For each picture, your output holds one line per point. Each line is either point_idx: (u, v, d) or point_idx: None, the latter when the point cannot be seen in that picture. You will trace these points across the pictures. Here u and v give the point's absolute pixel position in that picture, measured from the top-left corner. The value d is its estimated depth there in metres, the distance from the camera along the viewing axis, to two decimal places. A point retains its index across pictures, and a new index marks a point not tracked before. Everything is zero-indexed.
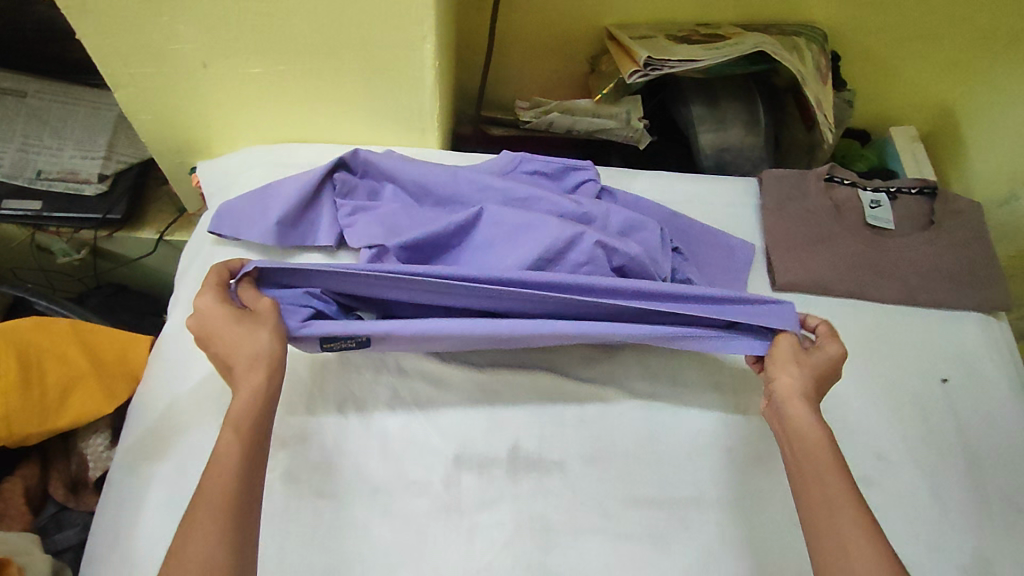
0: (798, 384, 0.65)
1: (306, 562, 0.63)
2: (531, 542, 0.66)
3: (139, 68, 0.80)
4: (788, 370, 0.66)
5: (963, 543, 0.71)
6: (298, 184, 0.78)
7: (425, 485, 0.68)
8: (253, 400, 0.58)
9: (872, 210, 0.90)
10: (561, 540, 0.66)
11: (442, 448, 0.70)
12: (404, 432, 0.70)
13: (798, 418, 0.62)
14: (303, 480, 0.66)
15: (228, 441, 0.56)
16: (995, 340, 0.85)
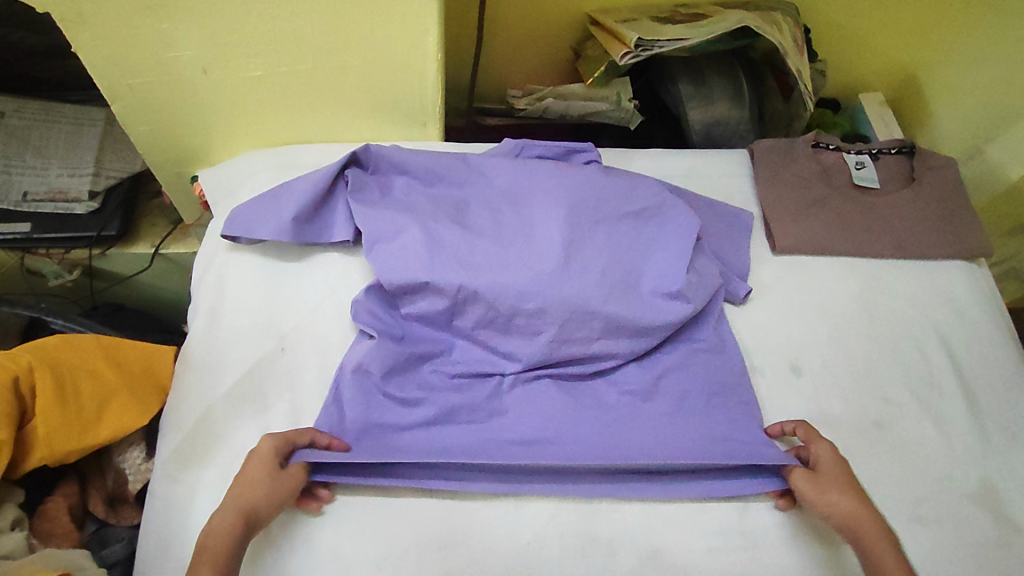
0: (853, 505, 0.64)
1: (360, 551, 0.64)
2: (575, 508, 0.69)
3: (139, 78, 0.79)
4: (830, 494, 0.65)
5: (969, 471, 0.76)
6: (311, 182, 0.78)
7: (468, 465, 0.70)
8: (230, 526, 0.59)
9: (857, 172, 0.95)
10: (602, 506, 0.69)
11: (483, 435, 0.72)
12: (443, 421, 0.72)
13: (869, 534, 0.63)
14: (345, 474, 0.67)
15: (200, 574, 0.55)
16: (978, 284, 0.91)
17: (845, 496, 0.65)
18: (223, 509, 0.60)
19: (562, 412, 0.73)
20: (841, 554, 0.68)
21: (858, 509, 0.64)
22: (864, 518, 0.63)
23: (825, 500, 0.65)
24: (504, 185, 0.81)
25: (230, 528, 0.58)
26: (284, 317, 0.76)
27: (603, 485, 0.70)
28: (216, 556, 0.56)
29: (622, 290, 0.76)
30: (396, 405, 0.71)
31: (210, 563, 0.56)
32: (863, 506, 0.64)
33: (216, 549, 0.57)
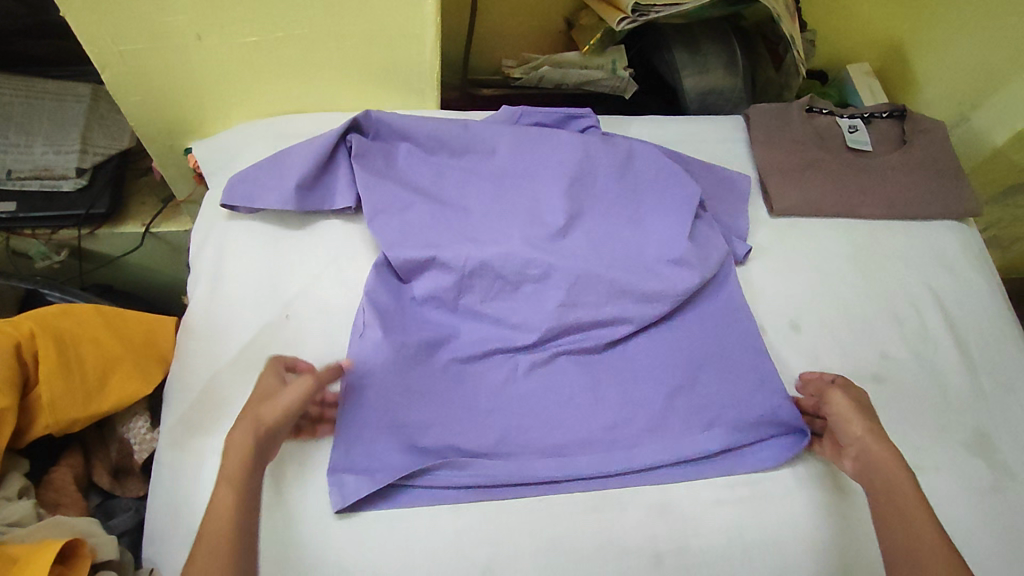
0: (874, 441, 0.65)
1: (374, 513, 0.64)
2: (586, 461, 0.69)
3: (130, 45, 0.77)
4: (858, 420, 0.67)
5: (965, 421, 0.78)
6: (311, 149, 0.77)
7: (481, 427, 0.70)
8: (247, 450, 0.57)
9: (851, 135, 0.96)
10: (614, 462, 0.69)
11: (501, 409, 0.71)
12: (461, 396, 0.71)
13: (891, 470, 0.63)
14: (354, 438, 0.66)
15: (222, 489, 0.55)
16: (969, 242, 0.93)
17: (870, 431, 0.66)
18: (245, 424, 0.59)
19: (581, 386, 0.74)
20: (848, 504, 0.69)
21: (883, 444, 0.65)
22: (880, 450, 0.64)
23: (852, 426, 0.67)
24: (506, 154, 0.81)
25: (248, 441, 0.58)
26: (288, 285, 0.76)
27: (624, 465, 0.69)
28: (237, 475, 0.56)
29: (624, 260, 0.78)
30: (413, 379, 0.70)
31: (229, 480, 0.55)
32: (876, 432, 0.66)
33: (236, 463, 0.56)
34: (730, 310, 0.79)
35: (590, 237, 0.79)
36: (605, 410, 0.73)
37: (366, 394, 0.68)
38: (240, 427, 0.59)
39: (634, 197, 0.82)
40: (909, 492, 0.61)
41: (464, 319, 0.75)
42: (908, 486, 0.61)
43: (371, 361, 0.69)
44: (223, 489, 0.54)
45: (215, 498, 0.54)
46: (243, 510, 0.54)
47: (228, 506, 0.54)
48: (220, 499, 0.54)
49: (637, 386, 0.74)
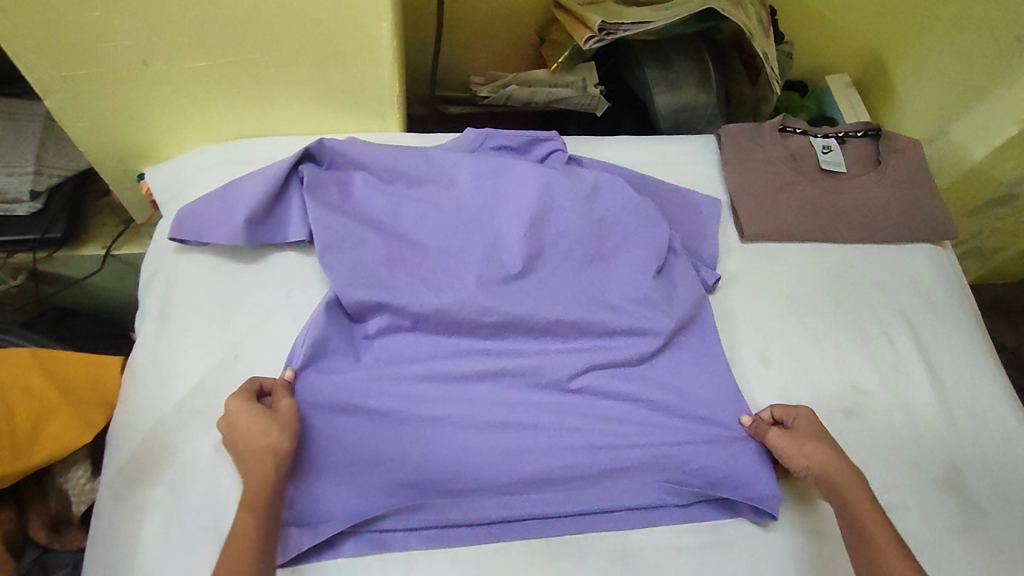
0: (835, 469, 0.67)
1: (323, 565, 0.62)
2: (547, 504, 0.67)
3: (73, 71, 0.74)
4: (814, 450, 0.68)
5: (936, 457, 0.76)
6: (263, 180, 0.75)
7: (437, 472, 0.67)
8: (261, 482, 0.60)
9: (824, 156, 0.94)
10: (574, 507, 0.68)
11: (457, 452, 0.68)
12: (416, 439, 0.68)
13: (854, 499, 0.65)
14: (300, 486, 0.65)
15: (241, 518, 0.57)
16: (943, 267, 0.92)
17: (832, 459, 0.67)
18: (252, 461, 0.61)
19: (540, 426, 0.71)
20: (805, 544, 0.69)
21: (845, 472, 0.66)
22: (843, 479, 0.66)
23: (811, 456, 0.68)
24: (465, 184, 0.80)
25: (262, 485, 0.59)
26: (239, 322, 0.73)
27: (580, 516, 0.68)
28: (251, 518, 0.57)
29: (583, 296, 0.78)
30: (365, 423, 0.68)
31: (247, 507, 0.58)
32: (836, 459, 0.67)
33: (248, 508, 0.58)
34: (694, 344, 0.78)
35: (550, 272, 0.78)
36: (564, 452, 0.70)
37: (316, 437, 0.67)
38: (251, 474, 0.60)
39: (597, 229, 0.80)
40: (874, 520, 0.63)
41: (419, 357, 0.73)
42: (870, 515, 0.64)
43: (320, 407, 0.68)
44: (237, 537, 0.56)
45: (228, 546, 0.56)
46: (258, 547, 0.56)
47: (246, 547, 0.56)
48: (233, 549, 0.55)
49: (598, 425, 0.72)
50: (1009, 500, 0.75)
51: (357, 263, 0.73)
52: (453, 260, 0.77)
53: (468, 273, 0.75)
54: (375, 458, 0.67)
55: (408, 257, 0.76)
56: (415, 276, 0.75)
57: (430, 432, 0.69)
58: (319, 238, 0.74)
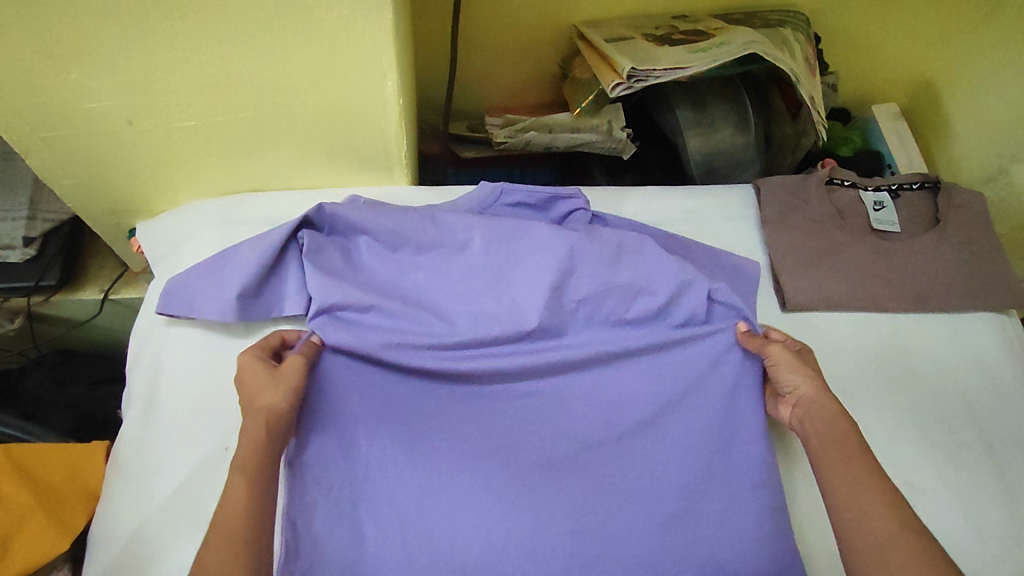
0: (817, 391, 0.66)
1: None
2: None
3: (53, 131, 0.68)
4: (802, 367, 0.68)
5: (1005, 569, 0.68)
6: (257, 248, 0.68)
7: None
8: (256, 439, 0.59)
9: (875, 213, 0.85)
10: None
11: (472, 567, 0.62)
12: (424, 551, 0.62)
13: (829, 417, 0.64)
14: None
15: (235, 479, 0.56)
16: (1009, 340, 0.82)
17: (815, 385, 0.67)
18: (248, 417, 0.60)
19: (563, 530, 0.64)
20: None
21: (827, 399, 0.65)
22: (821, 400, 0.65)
23: (798, 372, 0.68)
24: (478, 249, 0.73)
25: (262, 431, 0.60)
26: (228, 408, 0.67)
27: None
28: (248, 463, 0.57)
29: (600, 376, 0.73)
30: (366, 526, 0.62)
31: (241, 469, 0.57)
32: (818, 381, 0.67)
33: (247, 456, 0.58)
34: (729, 433, 0.70)
35: (568, 349, 0.72)
36: (588, 557, 0.64)
37: (312, 537, 0.62)
38: (252, 420, 0.60)
39: (620, 301, 0.74)
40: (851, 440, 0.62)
41: (428, 452, 0.66)
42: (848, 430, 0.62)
43: (318, 504, 0.63)
44: (237, 480, 0.56)
45: (229, 490, 0.56)
46: (258, 490, 0.56)
47: (245, 490, 0.55)
48: (235, 491, 0.55)
49: (628, 535, 0.65)
50: None
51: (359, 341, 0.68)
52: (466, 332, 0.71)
53: (477, 351, 0.71)
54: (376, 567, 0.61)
55: (417, 330, 0.70)
56: (425, 355, 0.70)
57: (441, 540, 0.62)
58: (319, 307, 0.68)
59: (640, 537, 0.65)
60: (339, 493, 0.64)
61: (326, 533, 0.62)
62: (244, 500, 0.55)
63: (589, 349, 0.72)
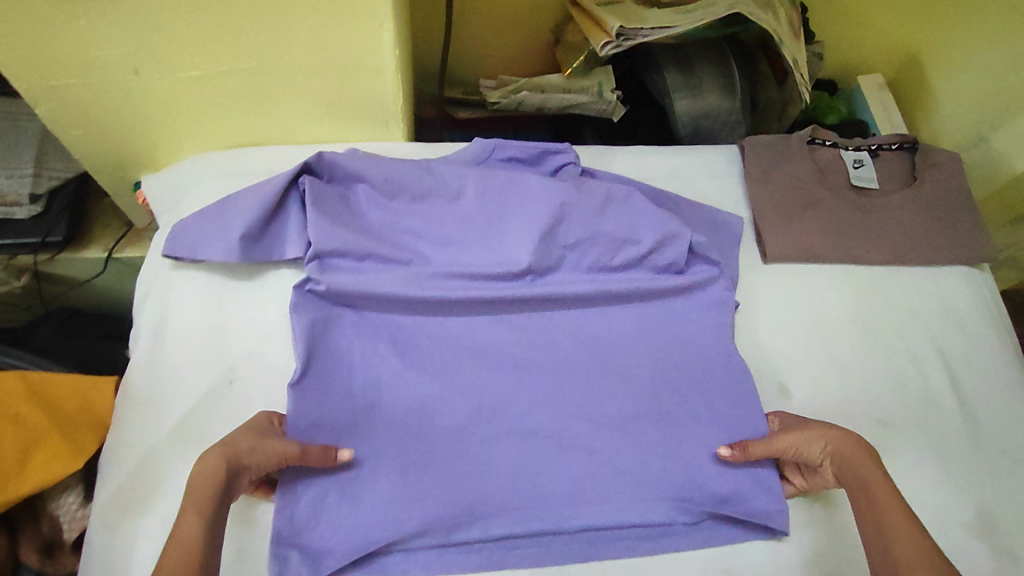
0: (837, 437, 0.66)
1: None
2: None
3: (62, 80, 0.71)
4: (820, 430, 0.67)
5: (967, 499, 0.72)
6: (260, 193, 0.71)
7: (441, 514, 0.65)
8: (214, 478, 0.57)
9: (855, 171, 0.89)
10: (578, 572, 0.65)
11: (464, 487, 0.67)
12: (421, 472, 0.67)
13: (856, 462, 0.64)
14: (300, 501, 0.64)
15: (185, 518, 0.54)
16: (980, 292, 0.86)
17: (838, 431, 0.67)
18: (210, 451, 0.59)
19: (545, 457, 0.70)
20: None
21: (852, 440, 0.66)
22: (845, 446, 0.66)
23: (818, 437, 0.67)
24: (471, 200, 0.76)
25: (219, 471, 0.57)
26: (233, 344, 0.71)
27: (587, 552, 0.66)
28: (205, 501, 0.55)
29: (582, 321, 0.78)
30: (368, 450, 0.67)
31: (195, 509, 0.54)
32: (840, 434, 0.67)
33: (199, 492, 0.55)
34: (698, 374, 0.76)
35: (556, 288, 0.77)
36: (573, 482, 0.69)
37: (311, 459, 0.65)
38: (212, 454, 0.58)
39: (607, 249, 0.78)
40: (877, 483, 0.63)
41: (424, 386, 0.71)
42: (882, 485, 0.62)
43: (317, 428, 0.66)
44: (188, 519, 0.54)
45: (179, 527, 0.53)
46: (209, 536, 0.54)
47: (198, 530, 0.53)
48: (185, 528, 0.53)
49: (608, 462, 0.70)
50: None
51: (359, 290, 0.71)
52: (458, 279, 0.75)
53: (470, 291, 0.74)
54: (374, 484, 0.65)
55: (413, 273, 0.74)
56: (425, 303, 0.74)
57: (437, 464, 0.68)
58: (318, 250, 0.72)
59: (622, 462, 0.70)
60: (340, 421, 0.68)
61: (329, 458, 0.66)
62: (198, 545, 0.52)
63: (574, 290, 0.76)
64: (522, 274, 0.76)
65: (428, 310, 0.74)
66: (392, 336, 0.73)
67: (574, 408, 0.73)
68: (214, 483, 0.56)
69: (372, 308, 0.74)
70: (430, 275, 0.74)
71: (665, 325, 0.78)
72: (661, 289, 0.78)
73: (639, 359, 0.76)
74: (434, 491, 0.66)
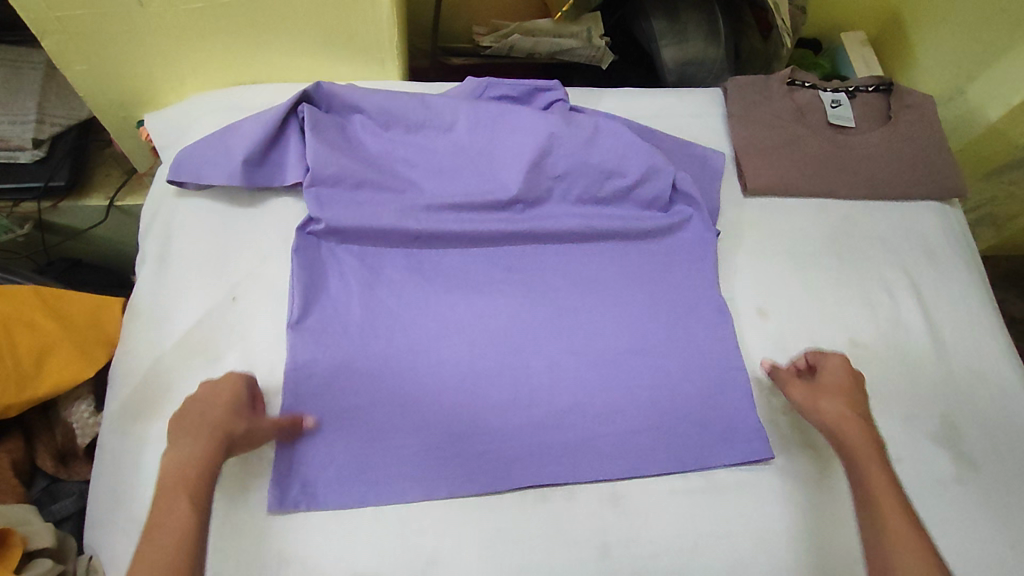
0: (851, 415, 0.66)
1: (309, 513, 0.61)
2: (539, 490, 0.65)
3: (68, 11, 0.73)
4: (839, 399, 0.68)
5: (931, 410, 0.76)
6: (261, 121, 0.74)
7: (434, 427, 0.67)
8: (202, 463, 0.56)
9: (832, 110, 0.92)
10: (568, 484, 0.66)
11: (458, 400, 0.68)
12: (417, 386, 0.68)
13: (862, 455, 0.63)
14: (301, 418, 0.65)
15: (180, 508, 0.53)
16: (950, 225, 0.90)
17: (846, 407, 0.67)
18: (194, 431, 0.58)
19: (540, 375, 0.71)
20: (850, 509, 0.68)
21: (868, 425, 0.66)
22: (856, 433, 0.65)
23: (836, 400, 0.68)
24: (463, 131, 0.79)
25: (211, 453, 0.56)
26: (236, 265, 0.74)
27: (582, 470, 0.66)
28: (200, 488, 0.54)
29: (574, 252, 0.80)
30: (365, 364, 0.68)
31: (187, 494, 0.54)
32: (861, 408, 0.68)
33: (195, 476, 0.55)
34: (682, 295, 0.78)
35: (545, 219, 0.80)
36: (565, 396, 0.70)
37: (309, 383, 0.66)
38: (204, 434, 0.57)
39: (594, 180, 0.81)
40: (882, 482, 0.61)
41: (417, 308, 0.73)
42: (880, 478, 0.61)
43: (314, 341, 0.68)
44: (182, 506, 0.53)
45: (172, 513, 0.52)
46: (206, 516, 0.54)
47: (193, 515, 0.53)
48: (179, 515, 0.52)
49: (599, 379, 0.72)
50: (1001, 452, 0.74)
51: (357, 223, 0.73)
52: (450, 209, 0.77)
53: (464, 217, 0.78)
54: (369, 397, 0.67)
55: (406, 201, 0.77)
56: (421, 235, 0.76)
57: (431, 379, 0.69)
58: (316, 177, 0.74)
59: (613, 380, 0.72)
60: (337, 339, 0.69)
61: (326, 376, 0.67)
62: (193, 528, 0.52)
63: (562, 221, 0.79)
64: (512, 203, 0.79)
65: (423, 243, 0.76)
66: (386, 262, 0.75)
67: (565, 331, 0.74)
68: (207, 471, 0.56)
69: (366, 237, 0.75)
70: (423, 207, 0.76)
71: (653, 252, 0.81)
72: (645, 224, 0.81)
73: (628, 287, 0.78)
74: (428, 404, 0.68)
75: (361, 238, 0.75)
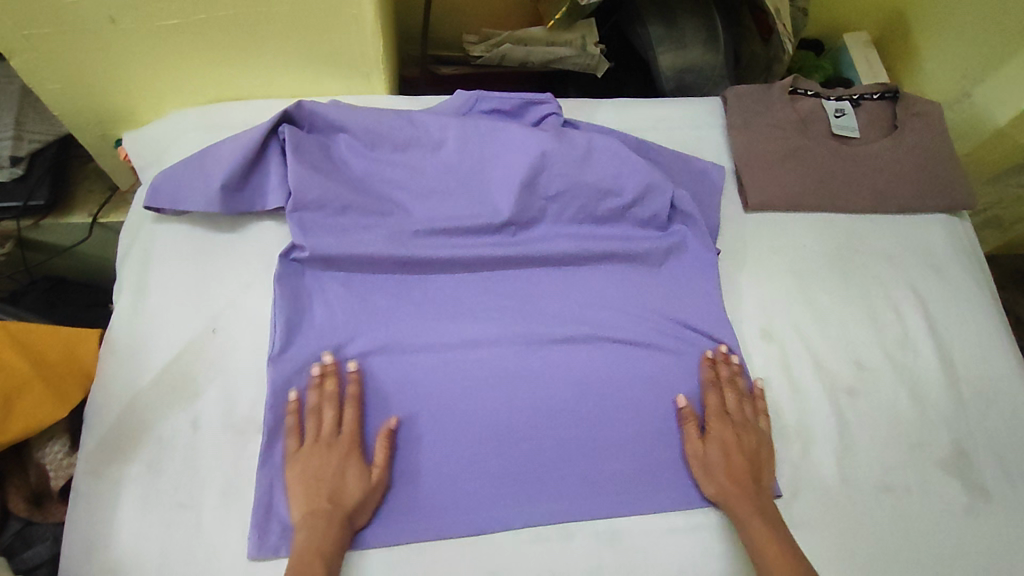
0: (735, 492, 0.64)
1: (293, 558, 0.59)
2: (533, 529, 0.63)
3: (35, 30, 0.70)
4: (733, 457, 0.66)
5: (941, 436, 0.73)
6: (239, 143, 0.71)
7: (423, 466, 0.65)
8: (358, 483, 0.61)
9: (836, 120, 0.89)
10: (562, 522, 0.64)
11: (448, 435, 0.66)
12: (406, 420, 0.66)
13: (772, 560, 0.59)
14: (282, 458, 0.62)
15: (333, 532, 0.58)
16: (958, 238, 0.87)
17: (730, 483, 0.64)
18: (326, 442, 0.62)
19: (534, 408, 0.69)
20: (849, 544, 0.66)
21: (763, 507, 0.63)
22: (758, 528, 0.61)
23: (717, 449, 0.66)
24: (451, 149, 0.76)
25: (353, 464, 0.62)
26: (216, 295, 0.71)
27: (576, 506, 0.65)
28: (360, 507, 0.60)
29: (568, 274, 0.77)
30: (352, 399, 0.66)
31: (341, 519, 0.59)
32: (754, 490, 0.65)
33: (344, 500, 0.60)
34: (682, 318, 0.75)
35: (537, 241, 0.77)
36: (558, 429, 0.68)
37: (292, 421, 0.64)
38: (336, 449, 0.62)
39: (589, 199, 0.78)
40: None
41: (404, 338, 0.70)
42: None
43: (297, 376, 0.66)
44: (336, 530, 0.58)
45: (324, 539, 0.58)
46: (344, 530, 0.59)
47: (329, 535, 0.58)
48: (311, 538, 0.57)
49: (596, 410, 0.69)
50: (1013, 479, 0.72)
51: (341, 248, 0.70)
52: (438, 232, 0.74)
53: (452, 241, 0.75)
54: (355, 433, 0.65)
55: (392, 225, 0.74)
56: (407, 260, 0.73)
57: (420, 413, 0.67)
58: (298, 202, 0.71)
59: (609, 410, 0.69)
60: None
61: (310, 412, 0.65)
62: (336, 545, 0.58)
63: (555, 242, 0.76)
64: (504, 225, 0.76)
65: (409, 267, 0.73)
66: (371, 289, 0.72)
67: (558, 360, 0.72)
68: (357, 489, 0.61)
69: (351, 264, 0.72)
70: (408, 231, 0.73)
71: (651, 273, 0.78)
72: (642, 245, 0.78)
73: (625, 311, 0.75)
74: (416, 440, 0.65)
75: (347, 264, 0.72)
